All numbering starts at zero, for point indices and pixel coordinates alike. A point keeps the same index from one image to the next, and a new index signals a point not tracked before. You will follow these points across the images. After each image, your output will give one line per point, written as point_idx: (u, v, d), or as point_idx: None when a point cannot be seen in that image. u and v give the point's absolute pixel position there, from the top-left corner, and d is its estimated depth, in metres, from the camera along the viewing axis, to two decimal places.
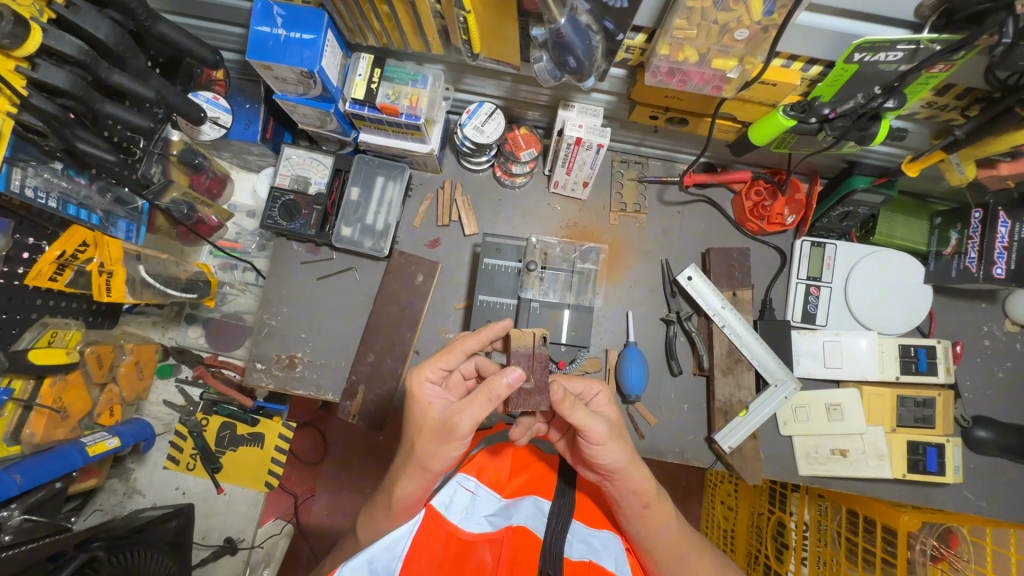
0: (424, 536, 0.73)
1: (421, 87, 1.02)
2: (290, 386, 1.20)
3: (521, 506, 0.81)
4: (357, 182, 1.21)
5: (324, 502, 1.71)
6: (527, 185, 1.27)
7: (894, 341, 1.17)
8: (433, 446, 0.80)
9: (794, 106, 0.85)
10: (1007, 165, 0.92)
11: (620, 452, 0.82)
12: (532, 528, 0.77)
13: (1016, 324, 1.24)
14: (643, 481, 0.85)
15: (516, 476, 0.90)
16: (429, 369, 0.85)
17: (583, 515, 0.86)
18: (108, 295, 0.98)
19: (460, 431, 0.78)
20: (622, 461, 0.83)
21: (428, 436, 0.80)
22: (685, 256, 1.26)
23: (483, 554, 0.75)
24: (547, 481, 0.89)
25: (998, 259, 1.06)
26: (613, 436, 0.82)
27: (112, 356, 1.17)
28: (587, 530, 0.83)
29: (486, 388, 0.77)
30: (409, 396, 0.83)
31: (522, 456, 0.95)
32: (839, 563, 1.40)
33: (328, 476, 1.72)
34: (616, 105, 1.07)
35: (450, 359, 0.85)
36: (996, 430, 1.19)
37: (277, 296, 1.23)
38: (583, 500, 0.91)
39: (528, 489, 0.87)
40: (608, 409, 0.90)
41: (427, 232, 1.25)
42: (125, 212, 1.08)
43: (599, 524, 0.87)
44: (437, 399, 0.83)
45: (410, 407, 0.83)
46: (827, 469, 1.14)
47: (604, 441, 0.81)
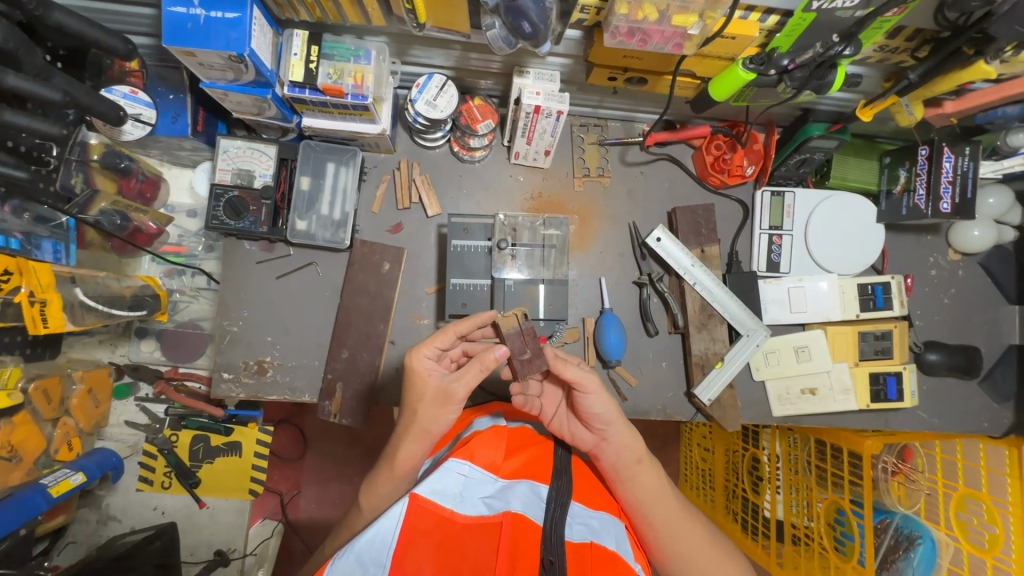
0: (416, 524, 0.70)
1: (365, 62, 0.94)
2: (263, 392, 1.15)
3: (516, 490, 0.80)
4: (306, 170, 1.12)
5: (311, 495, 1.69)
6: (487, 158, 1.23)
7: (853, 281, 1.22)
8: (435, 412, 0.83)
9: (752, 59, 0.84)
10: (951, 103, 0.97)
11: (609, 403, 0.87)
12: (531, 516, 0.76)
13: (958, 253, 1.32)
14: (628, 436, 0.90)
15: (511, 458, 0.88)
16: (427, 346, 0.85)
17: (581, 490, 0.88)
18: (45, 327, 0.90)
19: (457, 396, 0.82)
20: (612, 413, 0.88)
21: (428, 404, 0.83)
22: (652, 216, 1.26)
23: (479, 539, 0.72)
24: (545, 464, 0.90)
25: (943, 194, 1.11)
26: (602, 389, 0.86)
27: (62, 387, 1.08)
28: (585, 511, 0.83)
29: (479, 359, 0.83)
30: (408, 372, 0.84)
31: (518, 437, 0.95)
32: (810, 488, 1.55)
33: (312, 469, 1.70)
34: (573, 68, 1.03)
35: (445, 339, 0.86)
36: (945, 353, 1.28)
37: (235, 300, 1.16)
38: (581, 478, 0.91)
39: (525, 471, 0.86)
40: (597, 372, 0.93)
41: (387, 217, 1.20)
42: (49, 231, 0.98)
43: (595, 496, 0.88)
44: (435, 374, 0.84)
45: (410, 381, 0.85)
46: (798, 408, 1.21)
47: (595, 392, 0.85)
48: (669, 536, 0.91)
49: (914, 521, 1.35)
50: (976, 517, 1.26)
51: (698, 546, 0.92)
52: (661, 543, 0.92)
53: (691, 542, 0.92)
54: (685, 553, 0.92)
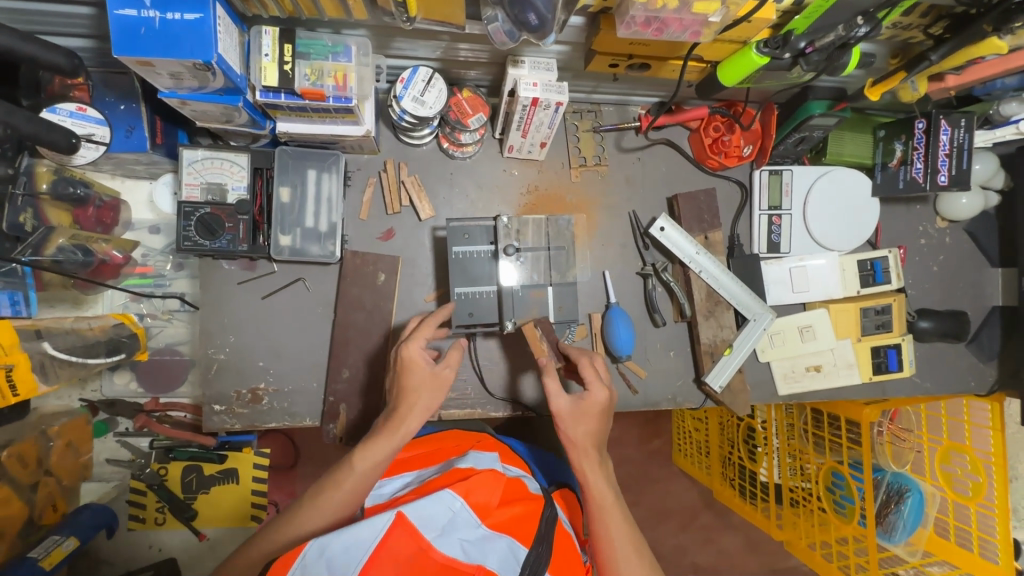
0: (390, 545, 0.63)
1: (345, 60, 0.86)
2: (260, 421, 1.08)
3: (499, 545, 0.68)
4: (285, 180, 1.02)
5: None
6: (478, 153, 1.15)
7: (853, 258, 1.23)
8: (430, 396, 0.83)
9: (767, 42, 0.80)
10: (953, 77, 0.96)
11: (589, 430, 0.85)
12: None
13: (945, 220, 1.34)
14: (603, 482, 0.83)
15: (506, 507, 0.75)
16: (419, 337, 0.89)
17: (559, 558, 0.74)
18: (13, 395, 0.78)
19: (440, 377, 0.84)
20: (588, 441, 0.84)
21: (426, 387, 0.83)
22: (652, 204, 1.23)
23: None
24: (535, 522, 0.75)
25: (942, 167, 1.10)
26: (575, 413, 0.85)
27: (38, 449, 1.07)
28: None
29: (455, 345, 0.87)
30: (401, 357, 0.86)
31: (515, 488, 0.80)
32: (809, 453, 1.61)
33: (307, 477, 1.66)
34: (570, 55, 0.96)
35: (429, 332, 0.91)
36: (937, 320, 1.31)
37: (219, 326, 1.07)
38: (566, 550, 0.76)
39: (511, 525, 0.72)
40: (595, 388, 0.87)
41: (377, 223, 1.12)
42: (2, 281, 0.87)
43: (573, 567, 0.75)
44: (422, 357, 0.86)
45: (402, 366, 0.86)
46: (803, 386, 1.22)
47: (564, 414, 0.84)
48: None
49: (904, 475, 1.51)
50: (961, 467, 1.39)
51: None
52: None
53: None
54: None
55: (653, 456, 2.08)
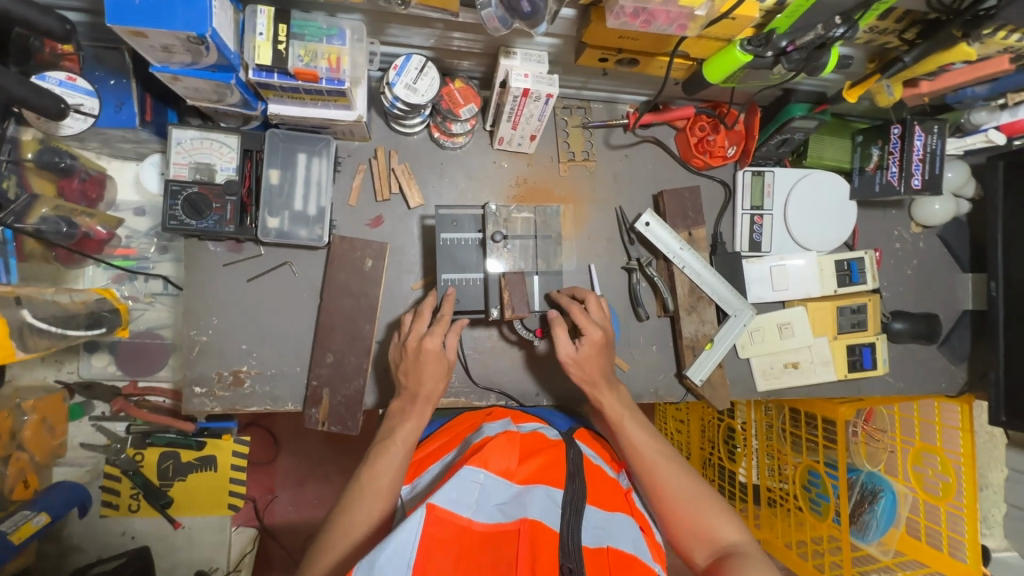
0: (435, 534, 0.71)
1: (339, 43, 0.87)
2: (241, 405, 1.07)
3: (532, 496, 0.81)
4: (275, 162, 1.03)
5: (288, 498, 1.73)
6: (468, 144, 1.17)
7: (831, 258, 1.26)
8: (437, 378, 0.96)
9: (751, 40, 0.83)
10: (926, 83, 1.00)
11: (598, 367, 1.01)
12: (549, 522, 0.77)
13: (919, 226, 1.39)
14: (619, 406, 0.99)
15: (525, 464, 0.89)
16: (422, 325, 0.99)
17: (595, 492, 0.89)
18: None
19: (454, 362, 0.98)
20: (597, 375, 1.01)
21: (433, 371, 0.96)
22: (638, 201, 1.25)
23: (498, 549, 0.73)
24: (558, 468, 0.90)
25: (914, 171, 1.15)
26: (580, 357, 1.01)
27: (11, 421, 1.07)
28: (602, 513, 0.86)
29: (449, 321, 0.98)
30: (421, 352, 0.96)
31: (531, 442, 0.96)
32: (787, 453, 1.63)
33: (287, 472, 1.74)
34: (561, 49, 0.98)
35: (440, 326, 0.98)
36: (910, 322, 1.35)
37: (202, 307, 1.06)
38: (594, 477, 0.92)
39: (539, 476, 0.87)
40: (592, 329, 1.00)
41: (366, 210, 1.12)
42: None
43: (607, 494, 0.90)
44: (440, 350, 0.97)
45: (422, 361, 0.96)
46: (780, 381, 1.25)
47: (572, 359, 1.01)
48: (685, 516, 0.86)
49: (876, 476, 1.56)
50: (931, 468, 1.46)
51: (718, 526, 0.84)
52: (676, 527, 0.86)
53: (715, 525, 0.84)
54: (705, 535, 0.84)
55: None
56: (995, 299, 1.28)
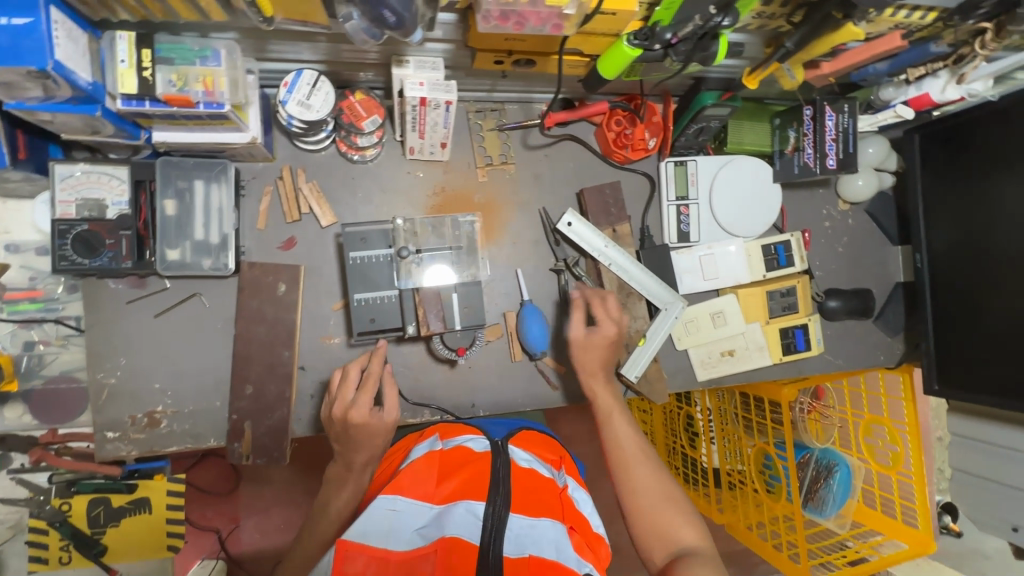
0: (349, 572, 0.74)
1: (213, 64, 0.83)
2: (159, 446, 1.03)
3: (452, 513, 0.82)
4: (170, 192, 0.98)
5: (252, 525, 1.73)
6: (380, 156, 1.13)
7: (758, 243, 1.26)
8: (367, 442, 0.94)
9: (636, 35, 0.82)
10: (828, 64, 1.00)
11: (597, 358, 1.10)
12: (465, 536, 0.78)
13: (847, 203, 1.40)
14: (613, 399, 1.07)
15: (445, 483, 0.89)
16: (347, 391, 0.97)
17: (520, 498, 0.87)
18: None
19: (389, 422, 0.95)
20: (598, 365, 1.10)
21: (365, 435, 0.94)
22: (562, 201, 1.23)
23: (418, 569, 0.75)
24: (480, 481, 0.89)
25: (828, 152, 1.16)
26: (586, 343, 1.11)
27: None
28: (524, 519, 0.83)
29: (373, 379, 0.97)
30: (348, 425, 0.93)
31: (451, 460, 0.93)
32: (740, 437, 1.64)
33: (249, 500, 1.73)
34: (456, 54, 0.95)
35: (364, 391, 0.96)
36: (844, 299, 1.36)
37: (107, 349, 1.01)
38: (522, 483, 0.91)
39: (461, 492, 0.87)
40: (606, 324, 1.11)
41: (276, 233, 1.08)
42: None
43: (531, 499, 0.88)
44: (370, 417, 0.94)
45: (353, 434, 0.93)
46: (718, 370, 1.25)
47: (580, 341, 1.11)
48: (648, 512, 0.91)
49: (831, 451, 1.62)
50: (881, 438, 1.55)
51: (680, 529, 0.88)
52: (640, 522, 0.91)
53: (676, 526, 0.88)
54: (665, 536, 0.88)
55: None
56: (920, 269, 1.30)
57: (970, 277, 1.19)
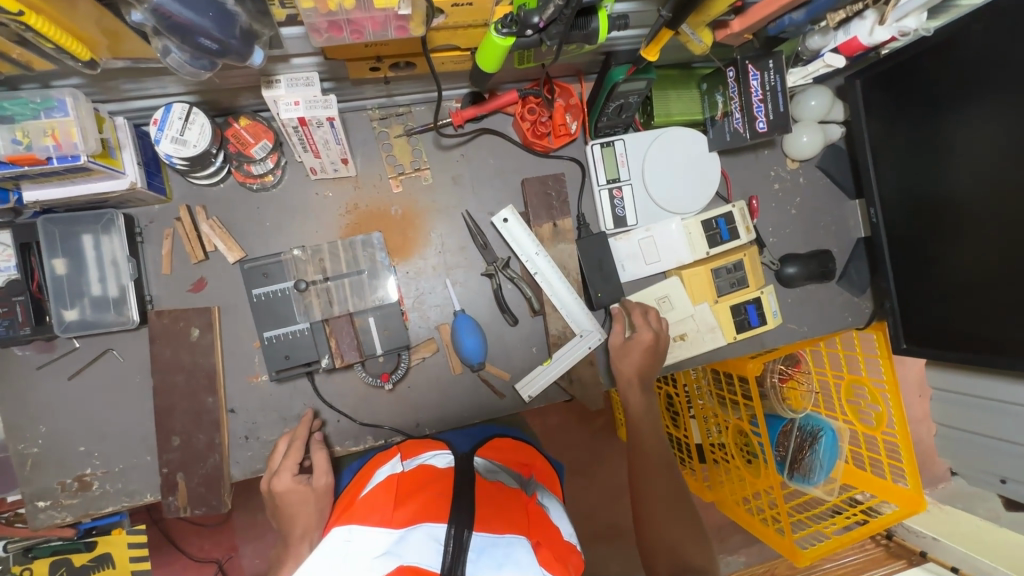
0: None
1: (59, 115, 0.77)
2: (94, 508, 1.01)
3: (412, 539, 0.78)
4: (58, 251, 0.94)
5: (251, 552, 1.73)
6: (285, 180, 1.07)
7: (697, 220, 1.19)
8: (300, 507, 0.96)
9: (503, 22, 0.74)
10: (738, 21, 0.92)
11: (635, 364, 1.11)
12: (426, 564, 0.74)
13: (796, 161, 1.32)
14: (643, 405, 1.12)
15: (402, 508, 0.84)
16: (276, 460, 1.01)
17: (484, 515, 0.84)
18: None
19: (319, 488, 0.99)
20: (634, 375, 1.12)
21: (300, 498, 0.97)
22: (488, 200, 1.17)
23: None
24: (441, 503, 0.87)
25: (757, 114, 1.07)
26: (625, 350, 1.12)
27: None
28: (489, 538, 0.80)
29: (298, 441, 1.02)
30: (274, 496, 0.97)
31: (410, 484, 0.91)
32: (716, 413, 1.58)
33: (243, 528, 1.73)
34: (330, 66, 0.88)
35: (290, 459, 0.99)
36: (801, 264, 1.29)
37: (23, 418, 0.98)
38: (484, 499, 0.88)
39: (422, 515, 0.82)
40: (642, 330, 1.12)
41: (184, 275, 1.03)
42: None
43: (495, 516, 0.85)
44: (296, 484, 0.97)
45: (283, 504, 0.96)
46: (672, 357, 1.19)
47: (620, 349, 1.13)
48: (660, 525, 1.00)
49: (813, 417, 1.54)
50: (863, 399, 1.51)
51: (688, 549, 0.97)
52: (653, 533, 1.00)
53: (682, 545, 0.97)
54: (672, 551, 0.97)
55: (598, 435, 1.95)
56: (877, 225, 1.21)
57: (927, 227, 1.10)
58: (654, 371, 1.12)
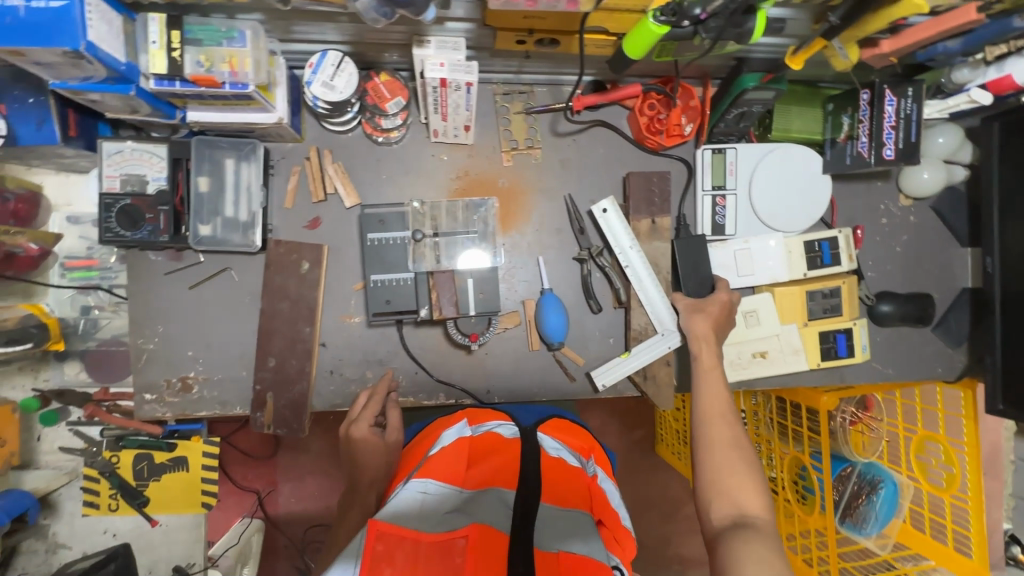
0: (383, 552, 0.69)
1: (239, 45, 0.84)
2: (191, 410, 1.10)
3: (483, 499, 0.81)
4: (203, 169, 1.03)
5: (288, 491, 1.82)
6: (405, 138, 1.13)
7: (800, 239, 1.17)
8: (371, 457, 0.99)
9: (663, 10, 0.76)
10: (889, 41, 0.90)
11: (705, 322, 1.08)
12: (496, 525, 0.76)
13: (909, 198, 1.27)
14: (715, 359, 1.04)
15: (475, 468, 0.88)
16: (355, 411, 1.05)
17: (550, 488, 0.86)
18: None
19: (390, 442, 1.02)
20: (708, 330, 1.07)
21: (371, 450, 0.99)
22: (591, 188, 1.19)
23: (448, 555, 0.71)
24: (513, 467, 0.89)
25: (886, 140, 1.04)
26: (697, 308, 1.09)
27: None
28: (556, 510, 0.82)
29: (379, 395, 1.06)
30: (350, 442, 1.00)
31: (481, 444, 0.94)
32: (774, 444, 1.54)
33: (284, 467, 1.82)
34: (477, 34, 0.93)
35: (370, 410, 1.04)
36: (898, 303, 1.24)
37: (146, 316, 1.08)
38: (550, 472, 0.89)
39: (492, 478, 0.86)
40: (722, 289, 1.12)
41: (303, 212, 1.11)
42: None
43: (563, 490, 0.87)
44: (371, 435, 1.01)
45: (355, 451, 0.99)
46: (749, 372, 1.17)
47: (694, 305, 1.10)
48: (722, 471, 0.88)
49: (876, 466, 1.47)
50: (934, 457, 1.39)
51: (750, 499, 0.84)
52: (710, 478, 0.88)
53: (743, 496, 0.85)
54: (731, 499, 0.85)
55: (636, 446, 1.94)
56: (991, 275, 1.16)
57: None
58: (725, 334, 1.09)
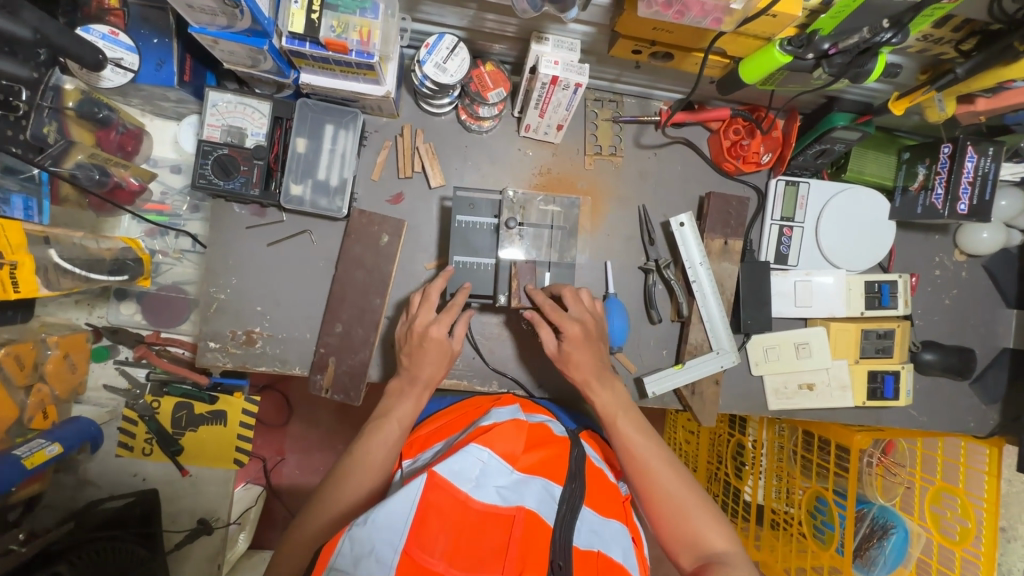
0: (432, 503, 0.66)
1: (372, 16, 0.86)
2: (250, 364, 1.11)
3: (532, 486, 0.74)
4: (302, 131, 1.05)
5: (294, 462, 1.80)
6: (495, 129, 1.16)
7: (861, 279, 1.21)
8: (435, 361, 0.96)
9: (792, 40, 0.79)
10: (984, 101, 0.94)
11: (585, 364, 0.97)
12: (544, 515, 0.71)
13: (964, 254, 1.31)
14: (613, 403, 0.96)
15: (530, 453, 0.81)
16: (425, 311, 0.99)
17: (593, 492, 0.82)
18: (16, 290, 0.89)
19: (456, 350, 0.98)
20: (588, 374, 0.97)
21: (436, 356, 0.96)
22: (664, 202, 1.22)
23: (494, 533, 0.67)
24: (559, 463, 0.83)
25: (962, 195, 1.09)
26: (563, 355, 0.99)
27: None
28: (597, 518, 0.78)
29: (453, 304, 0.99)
30: (424, 339, 0.96)
31: (538, 432, 0.87)
32: (794, 476, 1.54)
33: (295, 437, 1.80)
34: (594, 37, 0.97)
35: (448, 316, 0.98)
36: (942, 353, 1.28)
37: (222, 265, 1.10)
38: (595, 478, 0.85)
39: (541, 467, 0.79)
40: (568, 325, 0.97)
41: (388, 185, 1.14)
42: (18, 183, 0.97)
43: (607, 499, 0.83)
44: (444, 339, 0.97)
45: (423, 348, 0.96)
46: (794, 402, 1.21)
47: (558, 357, 1.00)
48: (673, 519, 0.86)
49: (890, 511, 1.45)
50: (950, 510, 1.33)
51: (707, 533, 0.84)
52: (666, 529, 0.87)
53: (706, 532, 0.85)
54: (694, 542, 0.85)
55: None
56: None
57: None
58: (604, 362, 0.99)
